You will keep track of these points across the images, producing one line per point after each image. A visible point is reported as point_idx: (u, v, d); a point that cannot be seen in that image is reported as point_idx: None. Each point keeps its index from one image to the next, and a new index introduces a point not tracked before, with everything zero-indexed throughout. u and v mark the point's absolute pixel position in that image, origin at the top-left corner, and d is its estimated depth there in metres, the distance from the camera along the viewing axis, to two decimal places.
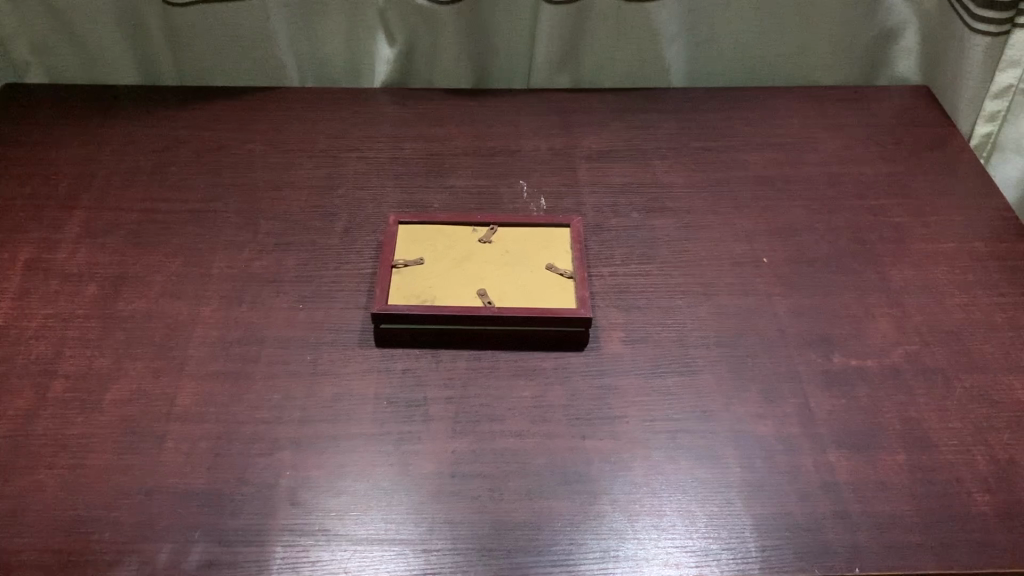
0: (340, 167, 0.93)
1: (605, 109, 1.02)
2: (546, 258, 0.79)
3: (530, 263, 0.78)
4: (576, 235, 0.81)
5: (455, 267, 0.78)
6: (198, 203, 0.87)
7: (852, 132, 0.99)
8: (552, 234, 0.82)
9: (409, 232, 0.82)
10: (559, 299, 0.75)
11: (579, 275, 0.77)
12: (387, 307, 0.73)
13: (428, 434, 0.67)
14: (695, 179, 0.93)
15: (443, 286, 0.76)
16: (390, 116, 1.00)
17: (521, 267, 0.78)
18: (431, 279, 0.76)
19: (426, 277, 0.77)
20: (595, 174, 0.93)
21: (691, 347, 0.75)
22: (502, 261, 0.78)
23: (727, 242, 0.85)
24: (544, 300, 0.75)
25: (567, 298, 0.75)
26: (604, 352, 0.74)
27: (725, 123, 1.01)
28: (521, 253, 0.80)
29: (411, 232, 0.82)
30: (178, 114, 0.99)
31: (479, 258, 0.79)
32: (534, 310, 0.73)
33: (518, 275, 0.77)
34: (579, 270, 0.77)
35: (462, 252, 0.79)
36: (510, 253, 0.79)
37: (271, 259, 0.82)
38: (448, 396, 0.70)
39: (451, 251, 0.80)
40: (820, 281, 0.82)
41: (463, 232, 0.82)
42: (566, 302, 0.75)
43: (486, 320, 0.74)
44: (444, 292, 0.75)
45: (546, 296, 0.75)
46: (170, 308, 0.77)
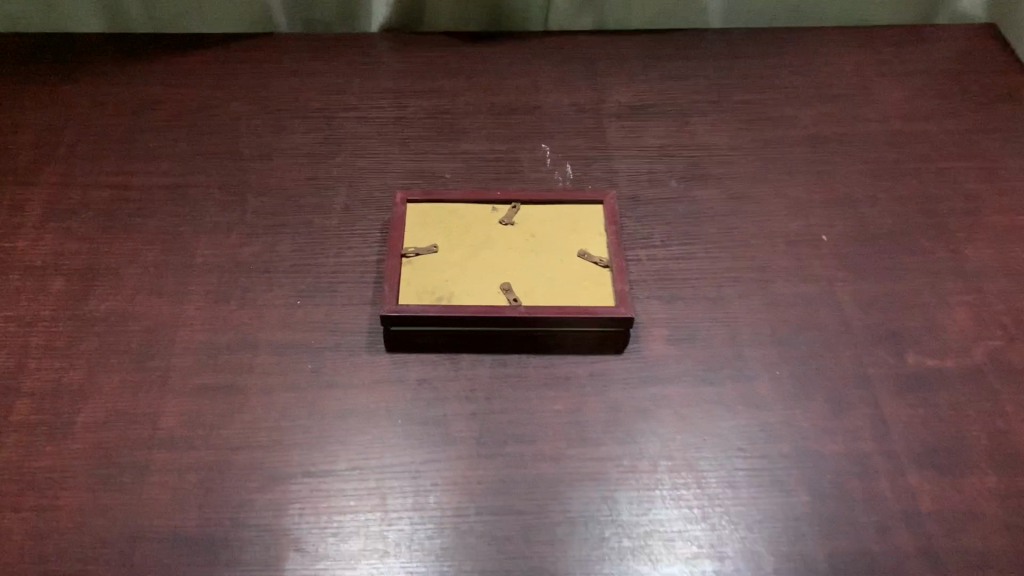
0: (336, 130, 0.82)
1: (634, 56, 0.90)
2: (578, 246, 0.69)
3: (559, 251, 0.69)
4: (609, 218, 0.71)
5: (473, 258, 0.68)
6: (176, 176, 0.77)
7: (915, 82, 0.88)
8: (581, 216, 0.72)
9: (418, 214, 0.72)
10: (594, 296, 0.65)
11: (615, 263, 0.67)
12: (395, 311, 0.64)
13: (452, 466, 0.58)
14: (741, 140, 0.82)
15: (460, 280, 0.66)
16: (391, 67, 0.88)
17: (548, 257, 0.68)
18: (446, 273, 0.67)
19: (441, 270, 0.67)
20: (627, 136, 0.82)
21: (745, 346, 0.66)
22: (527, 249, 0.69)
23: (780, 217, 0.75)
24: (579, 297, 0.65)
25: (602, 295, 0.66)
26: (646, 355, 0.65)
27: (770, 71, 0.89)
28: (547, 238, 0.70)
29: (421, 214, 0.72)
30: (151, 67, 0.87)
31: (500, 246, 0.69)
32: (566, 309, 0.64)
33: (545, 266, 0.67)
34: (616, 256, 0.68)
35: (479, 238, 0.70)
36: (535, 239, 0.70)
37: (263, 244, 0.72)
38: (472, 414, 0.61)
39: (469, 237, 0.70)
40: (887, 263, 0.72)
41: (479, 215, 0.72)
42: (603, 299, 0.65)
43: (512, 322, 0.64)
44: (462, 288, 0.65)
45: (578, 291, 0.66)
46: (149, 307, 0.67)
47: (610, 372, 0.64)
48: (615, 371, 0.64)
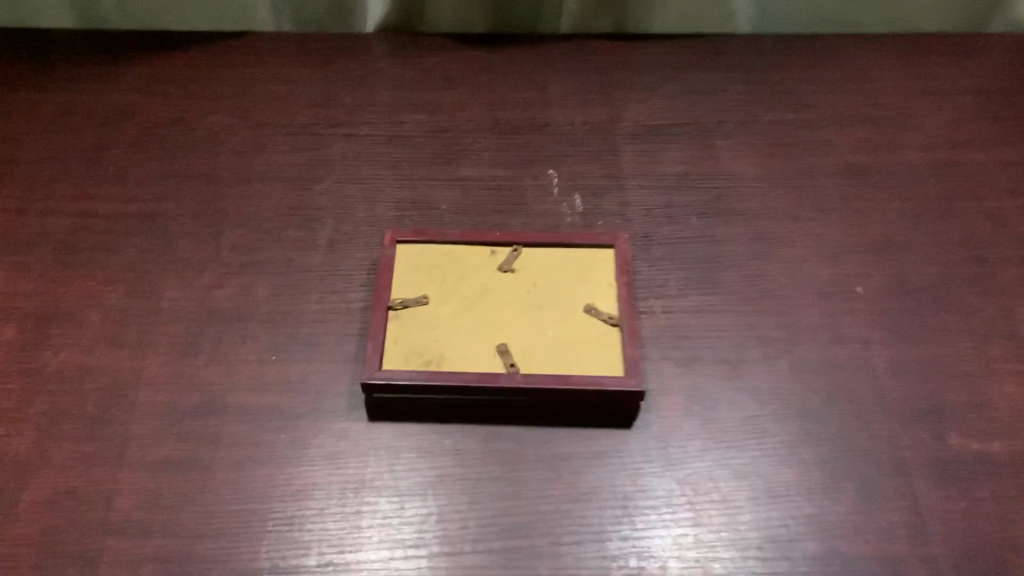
0: (323, 149, 0.74)
1: (654, 66, 0.82)
2: (586, 300, 0.62)
3: (564, 306, 0.61)
4: (620, 265, 0.64)
5: (467, 312, 0.61)
6: (145, 201, 0.70)
7: (965, 102, 0.79)
8: (590, 262, 0.65)
9: (410, 256, 0.65)
10: (601, 363, 0.58)
11: (626, 322, 0.60)
12: (378, 376, 0.57)
13: (437, 554, 0.52)
14: (770, 169, 0.74)
15: (452, 341, 0.59)
16: (386, 75, 0.80)
17: (552, 313, 0.61)
18: (436, 330, 0.60)
19: (430, 326, 0.60)
20: (644, 162, 0.74)
21: (767, 422, 0.59)
22: (529, 302, 0.62)
23: (810, 263, 0.68)
24: (585, 364, 0.58)
25: (610, 361, 0.58)
26: (657, 431, 0.59)
27: (803, 86, 0.81)
28: (551, 289, 0.62)
29: (412, 255, 0.65)
30: (123, 72, 0.79)
31: (498, 298, 0.62)
32: (569, 380, 0.57)
33: (548, 324, 0.60)
34: (628, 315, 0.60)
35: (476, 287, 0.62)
36: (538, 290, 0.62)
37: (237, 286, 0.65)
38: (463, 493, 0.55)
39: (463, 286, 0.62)
40: (928, 323, 0.65)
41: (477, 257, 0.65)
42: (611, 366, 0.58)
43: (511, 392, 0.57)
44: (453, 351, 0.59)
45: (584, 355, 0.59)
46: (109, 362, 0.61)
47: (615, 450, 0.58)
48: (623, 449, 0.58)
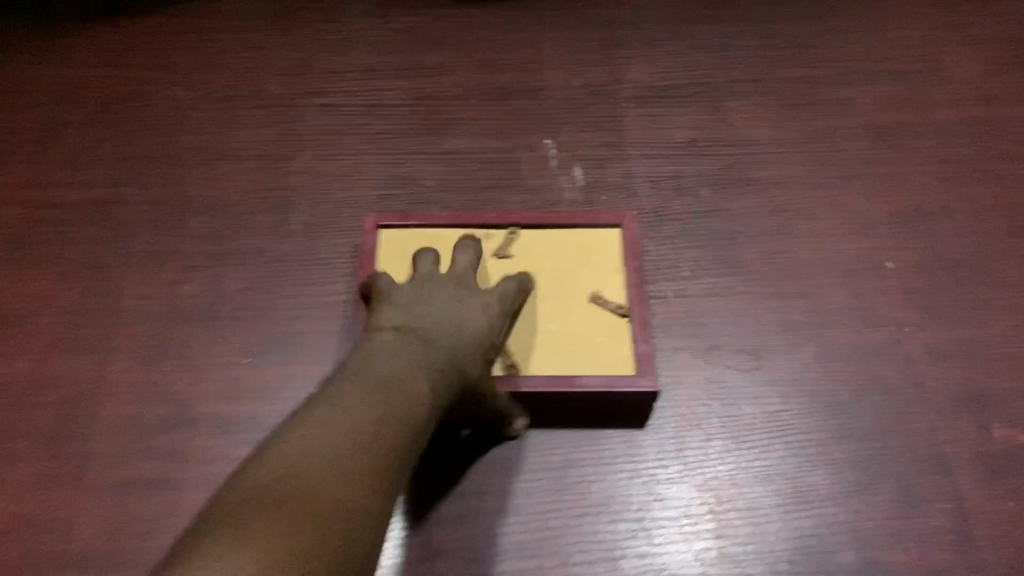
0: (296, 122, 0.67)
1: (657, 19, 0.75)
2: (591, 288, 0.56)
3: (567, 295, 0.55)
4: (628, 246, 0.57)
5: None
6: (101, 188, 0.63)
7: (997, 52, 0.72)
8: (595, 244, 0.58)
9: (394, 239, 0.58)
10: (610, 360, 0.52)
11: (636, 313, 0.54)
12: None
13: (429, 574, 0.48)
14: (787, 132, 0.68)
15: None
16: (363, 36, 0.73)
17: (554, 303, 0.55)
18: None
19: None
20: (649, 127, 0.68)
21: (794, 416, 0.54)
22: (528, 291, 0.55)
23: (834, 237, 0.62)
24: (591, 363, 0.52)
25: (621, 357, 0.53)
26: (673, 429, 0.53)
27: (821, 37, 0.74)
28: (552, 276, 0.56)
29: (397, 239, 0.58)
30: (73, 41, 0.72)
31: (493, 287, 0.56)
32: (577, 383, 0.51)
33: (550, 316, 0.54)
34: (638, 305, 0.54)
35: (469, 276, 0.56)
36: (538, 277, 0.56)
37: (205, 281, 0.59)
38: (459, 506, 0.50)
39: None
40: (966, 301, 0.59)
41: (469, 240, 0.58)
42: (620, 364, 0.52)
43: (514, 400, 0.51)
44: None
45: (590, 351, 0.53)
46: (65, 371, 0.55)
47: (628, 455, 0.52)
48: (636, 454, 0.52)
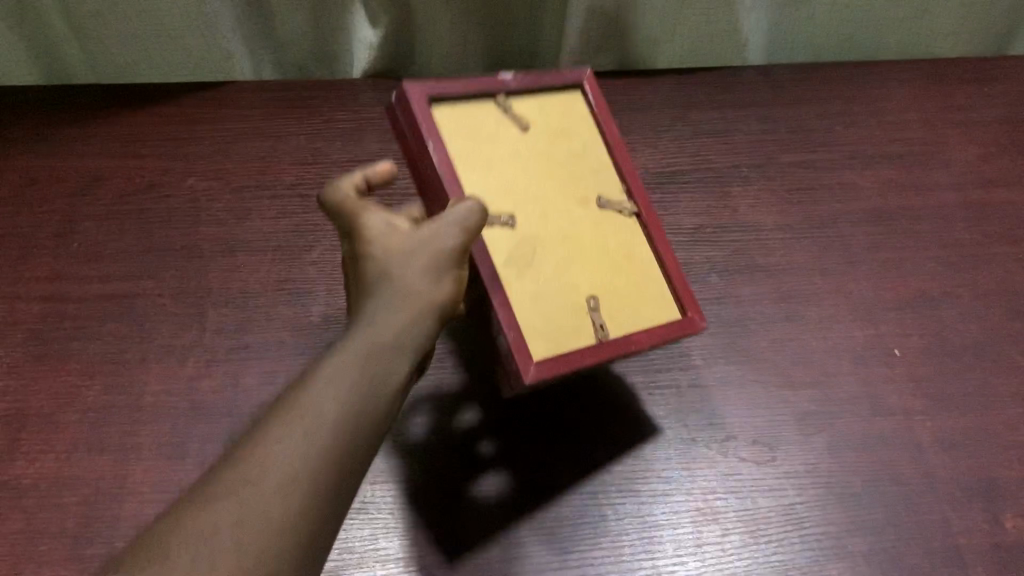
0: (313, 212, 0.69)
1: (662, 104, 0.77)
2: (599, 289, 0.53)
3: (578, 272, 0.53)
4: (670, 322, 0.54)
5: (517, 180, 0.53)
6: (121, 280, 0.64)
7: (993, 135, 0.75)
8: (644, 279, 0.55)
9: (568, 109, 0.59)
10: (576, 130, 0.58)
11: (617, 345, 0.51)
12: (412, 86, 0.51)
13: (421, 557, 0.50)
14: (792, 217, 0.69)
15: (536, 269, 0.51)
16: (375, 126, 0.75)
17: (562, 264, 0.52)
18: (479, 134, 0.53)
19: (486, 129, 0.54)
20: (657, 214, 0.68)
21: (808, 510, 0.55)
22: (563, 244, 0.53)
23: (842, 323, 0.63)
24: (526, 319, 0.49)
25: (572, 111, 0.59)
26: (690, 526, 0.54)
27: (822, 121, 0.76)
28: (594, 255, 0.54)
29: (566, 106, 0.59)
30: (90, 130, 0.73)
31: (550, 206, 0.54)
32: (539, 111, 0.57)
33: (550, 263, 0.52)
34: (614, 344, 0.51)
35: (546, 184, 0.54)
36: (584, 241, 0.54)
37: (225, 375, 0.60)
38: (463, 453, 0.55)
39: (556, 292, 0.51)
40: (973, 386, 0.60)
41: (581, 165, 0.57)
42: (545, 351, 0.49)
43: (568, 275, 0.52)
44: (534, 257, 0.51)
45: (537, 315, 0.50)
46: (87, 470, 0.56)
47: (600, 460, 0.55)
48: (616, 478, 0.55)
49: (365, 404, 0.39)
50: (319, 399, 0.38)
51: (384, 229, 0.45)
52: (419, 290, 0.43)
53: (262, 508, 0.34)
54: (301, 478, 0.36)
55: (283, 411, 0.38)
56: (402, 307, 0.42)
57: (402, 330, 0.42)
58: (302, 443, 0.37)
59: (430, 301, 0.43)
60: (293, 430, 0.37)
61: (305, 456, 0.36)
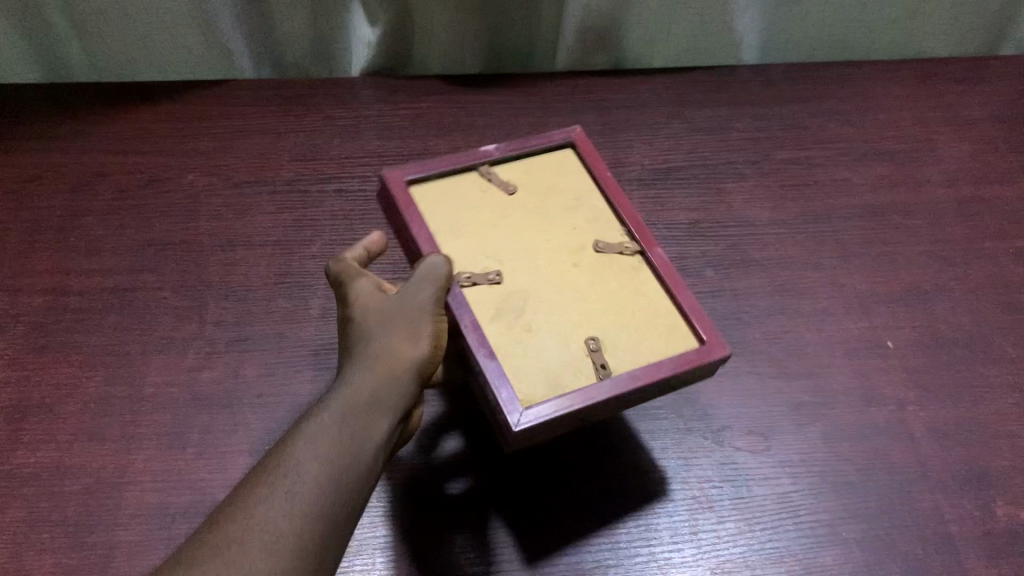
0: (312, 207, 0.69)
1: (657, 103, 0.78)
2: (600, 330, 0.48)
3: (576, 317, 0.48)
4: (684, 352, 0.47)
5: (494, 233, 0.52)
6: (122, 275, 0.65)
7: (984, 133, 0.75)
8: (658, 315, 0.49)
9: (563, 165, 0.57)
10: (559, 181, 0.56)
11: (618, 381, 0.45)
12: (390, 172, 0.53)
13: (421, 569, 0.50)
14: (786, 213, 0.70)
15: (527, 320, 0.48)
16: (374, 123, 0.75)
17: (558, 313, 0.48)
18: (459, 207, 0.53)
19: (466, 199, 0.53)
20: (653, 210, 0.70)
21: (802, 498, 0.55)
22: (558, 294, 0.49)
23: (836, 316, 0.64)
24: (516, 370, 0.45)
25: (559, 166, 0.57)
26: (687, 511, 0.54)
27: (815, 120, 0.77)
28: (597, 300, 0.49)
29: (558, 166, 0.57)
30: (91, 128, 0.74)
31: (542, 260, 0.51)
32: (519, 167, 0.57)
33: (543, 314, 0.48)
34: (617, 380, 0.45)
35: (537, 241, 0.52)
36: (584, 288, 0.50)
37: (226, 366, 0.60)
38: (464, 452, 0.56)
39: (549, 337, 0.47)
40: (965, 378, 0.61)
41: (578, 218, 0.54)
42: (538, 394, 0.44)
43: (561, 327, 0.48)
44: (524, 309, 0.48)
45: (530, 364, 0.46)
46: (89, 459, 0.56)
47: (593, 467, 0.55)
48: (613, 481, 0.55)
49: (344, 463, 0.40)
50: (298, 461, 0.39)
51: (366, 294, 0.47)
52: (394, 351, 0.44)
53: (244, 566, 0.36)
54: (282, 536, 0.37)
55: (265, 475, 0.39)
56: (378, 368, 0.43)
57: (379, 389, 0.43)
58: (284, 499, 0.38)
59: (406, 359, 0.44)
60: (273, 492, 0.38)
61: (284, 515, 0.37)
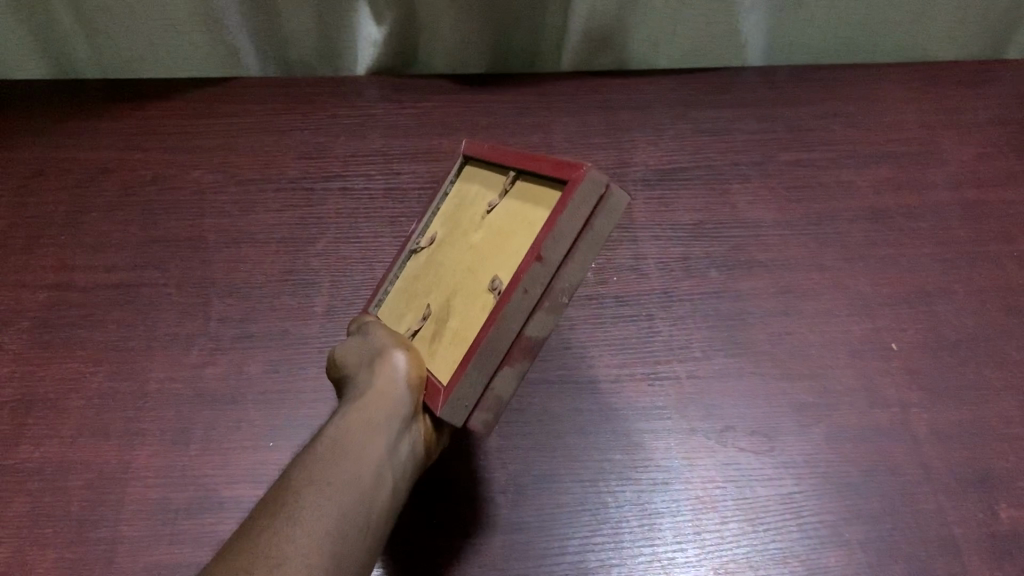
0: (316, 205, 0.69)
1: (661, 103, 0.78)
2: (497, 268, 0.44)
3: (481, 276, 0.46)
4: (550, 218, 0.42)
5: (432, 268, 0.52)
6: (127, 271, 0.65)
7: (990, 136, 0.75)
8: (537, 205, 0.45)
9: (471, 175, 0.55)
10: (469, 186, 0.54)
11: (503, 297, 0.42)
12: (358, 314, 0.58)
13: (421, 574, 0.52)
14: (790, 215, 0.70)
15: (452, 315, 0.46)
16: (379, 122, 0.75)
17: (471, 285, 0.46)
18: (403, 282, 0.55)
19: (414, 265, 0.55)
20: (657, 210, 0.70)
21: (806, 499, 0.55)
22: (469, 271, 0.47)
23: (840, 318, 0.64)
24: (444, 365, 0.45)
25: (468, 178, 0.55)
26: (690, 510, 0.55)
27: (820, 122, 0.77)
28: (496, 243, 0.46)
29: (469, 179, 0.55)
30: (97, 124, 0.74)
31: (461, 254, 0.49)
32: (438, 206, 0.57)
33: (461, 296, 0.46)
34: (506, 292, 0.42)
35: (457, 242, 0.50)
36: (488, 243, 0.47)
37: (229, 362, 0.60)
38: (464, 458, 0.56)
39: (468, 315, 0.45)
40: (970, 381, 0.61)
41: (487, 191, 0.51)
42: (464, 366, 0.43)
43: (473, 297, 0.45)
44: (450, 309, 0.47)
45: (452, 350, 0.45)
46: (93, 454, 0.56)
47: (590, 465, 0.56)
48: (612, 479, 0.56)
49: (348, 481, 0.41)
50: (302, 485, 0.40)
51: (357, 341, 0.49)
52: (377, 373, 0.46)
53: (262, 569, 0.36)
54: (291, 556, 0.37)
55: (275, 499, 0.39)
56: (374, 391, 0.45)
57: (373, 408, 0.45)
58: (295, 510, 0.39)
59: (393, 376, 0.46)
60: (283, 511, 0.38)
61: (290, 537, 0.37)
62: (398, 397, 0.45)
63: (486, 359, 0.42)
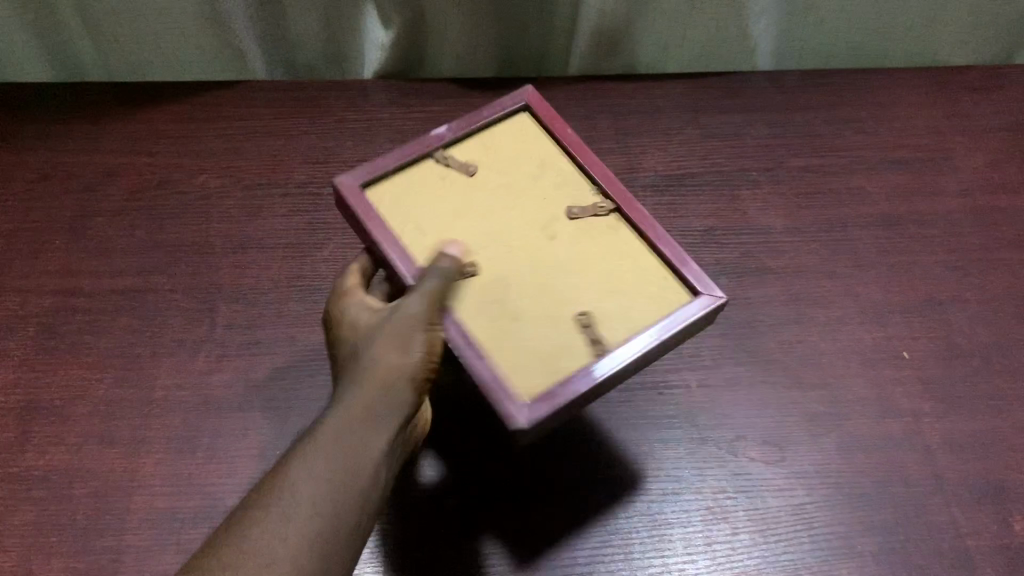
0: (323, 210, 0.69)
1: (671, 108, 0.77)
2: (594, 300, 0.47)
3: (568, 290, 0.47)
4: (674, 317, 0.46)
5: (464, 215, 0.50)
6: (132, 276, 0.65)
7: (1001, 142, 0.75)
8: (642, 271, 0.48)
9: (521, 132, 0.54)
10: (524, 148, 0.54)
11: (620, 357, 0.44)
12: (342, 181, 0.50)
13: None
14: (801, 221, 0.69)
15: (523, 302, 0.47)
16: (387, 126, 0.75)
17: (557, 291, 0.47)
18: (424, 197, 0.51)
19: (431, 185, 0.51)
20: (666, 216, 0.69)
21: (819, 511, 0.55)
22: (542, 264, 0.48)
23: (851, 326, 0.63)
24: (516, 362, 0.45)
25: (519, 133, 0.54)
26: (702, 522, 0.54)
27: (831, 126, 0.76)
28: (584, 265, 0.48)
29: (518, 134, 0.54)
30: (103, 128, 0.74)
31: (518, 235, 0.49)
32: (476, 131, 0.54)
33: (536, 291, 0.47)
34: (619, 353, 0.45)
35: (513, 212, 0.50)
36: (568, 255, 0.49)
37: (235, 369, 0.60)
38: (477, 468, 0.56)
39: (546, 317, 0.46)
40: (982, 391, 0.60)
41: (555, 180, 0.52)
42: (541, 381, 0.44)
43: (556, 306, 0.47)
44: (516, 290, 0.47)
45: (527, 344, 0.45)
46: (98, 463, 0.56)
47: (603, 474, 0.56)
48: (623, 488, 0.55)
49: (334, 478, 0.42)
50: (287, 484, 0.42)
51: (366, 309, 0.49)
52: (374, 361, 0.45)
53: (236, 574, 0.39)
54: (277, 559, 0.40)
55: (263, 495, 0.42)
56: (370, 380, 0.45)
57: (368, 399, 0.45)
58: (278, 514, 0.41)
59: (386, 367, 0.45)
60: (266, 515, 0.41)
61: (273, 544, 0.40)
62: (393, 388, 0.45)
63: (565, 410, 0.43)
